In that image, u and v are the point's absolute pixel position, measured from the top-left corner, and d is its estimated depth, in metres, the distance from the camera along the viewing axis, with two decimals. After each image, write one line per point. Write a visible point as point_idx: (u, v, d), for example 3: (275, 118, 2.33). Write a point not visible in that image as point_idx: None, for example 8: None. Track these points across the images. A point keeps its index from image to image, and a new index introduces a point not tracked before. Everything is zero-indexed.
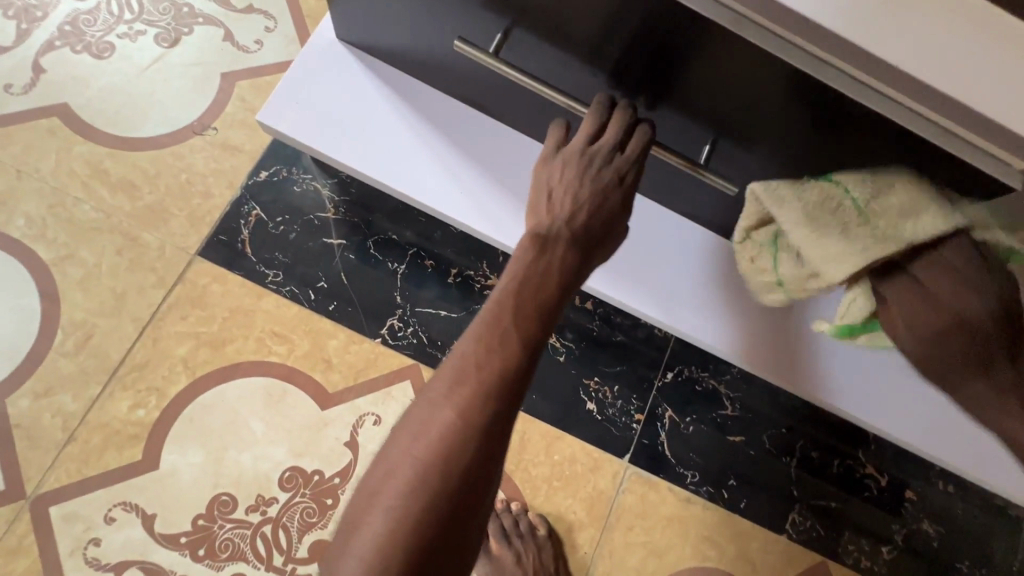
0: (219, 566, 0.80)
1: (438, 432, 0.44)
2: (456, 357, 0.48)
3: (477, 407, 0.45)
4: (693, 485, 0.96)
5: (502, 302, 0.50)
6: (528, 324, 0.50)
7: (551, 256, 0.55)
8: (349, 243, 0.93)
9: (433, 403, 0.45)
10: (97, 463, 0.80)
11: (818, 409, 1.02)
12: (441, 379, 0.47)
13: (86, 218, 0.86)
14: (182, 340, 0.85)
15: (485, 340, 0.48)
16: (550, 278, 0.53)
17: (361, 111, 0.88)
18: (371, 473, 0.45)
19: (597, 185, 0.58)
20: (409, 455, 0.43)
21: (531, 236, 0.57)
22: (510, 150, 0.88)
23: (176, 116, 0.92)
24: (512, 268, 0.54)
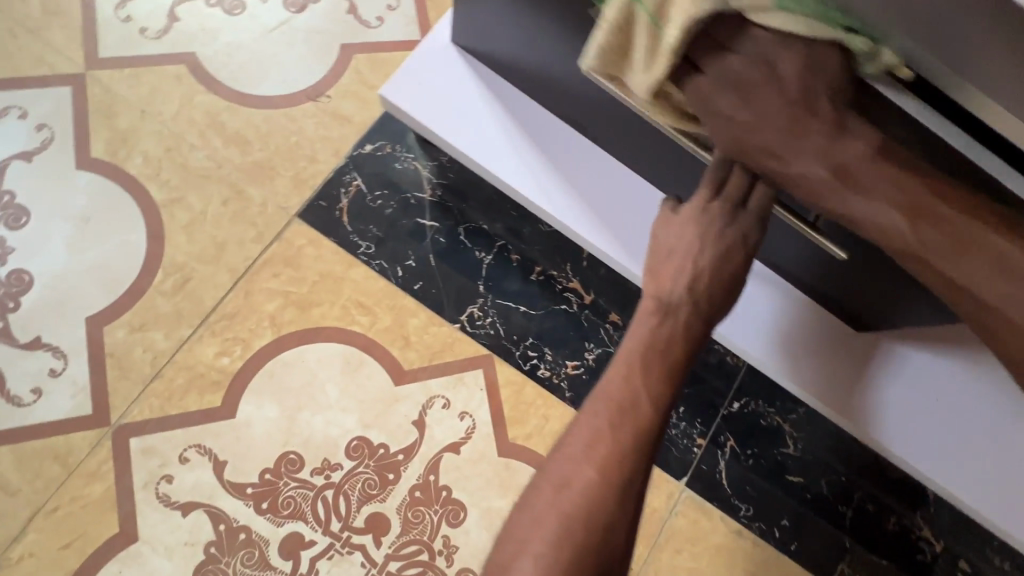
0: (279, 522, 0.81)
1: (581, 490, 0.52)
2: (590, 421, 0.55)
3: (612, 470, 0.52)
4: (746, 518, 0.95)
5: (630, 371, 0.56)
6: (656, 391, 0.56)
7: (674, 321, 0.57)
8: (441, 227, 0.94)
9: (572, 460, 0.53)
10: (179, 403, 0.82)
11: (879, 462, 1.00)
12: (576, 440, 0.54)
13: (198, 166, 0.89)
14: (272, 297, 0.87)
15: (616, 403, 0.55)
16: (676, 345, 0.57)
17: (464, 104, 0.88)
18: (516, 519, 0.53)
19: (718, 251, 0.57)
20: (552, 508, 0.51)
21: (654, 300, 0.59)
22: (601, 174, 0.87)
23: (294, 80, 0.94)
24: (637, 332, 0.59)
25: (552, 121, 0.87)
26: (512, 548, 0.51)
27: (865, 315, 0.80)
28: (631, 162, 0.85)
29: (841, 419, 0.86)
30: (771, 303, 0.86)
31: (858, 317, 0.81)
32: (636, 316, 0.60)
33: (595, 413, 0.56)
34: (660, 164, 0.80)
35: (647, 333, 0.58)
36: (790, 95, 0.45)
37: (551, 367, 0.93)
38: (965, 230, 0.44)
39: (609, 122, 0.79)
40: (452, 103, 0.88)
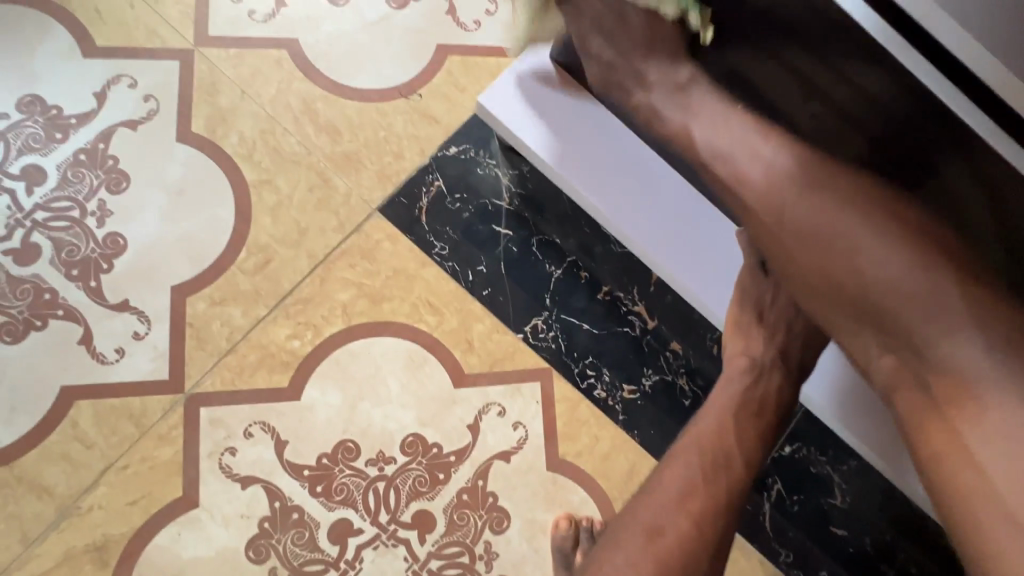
0: (331, 507, 0.83)
1: (674, 536, 0.63)
2: (683, 473, 0.66)
3: (703, 519, 0.63)
4: (785, 564, 0.94)
5: (723, 429, 0.68)
6: (747, 449, 0.67)
7: (767, 380, 0.70)
8: (514, 236, 0.95)
9: (668, 508, 0.64)
10: (249, 379, 0.84)
11: (927, 526, 0.98)
12: (671, 489, 0.65)
13: (290, 150, 0.91)
14: (346, 287, 0.89)
15: (711, 456, 0.66)
16: (766, 405, 0.69)
17: (563, 121, 0.86)
18: (609, 555, 0.63)
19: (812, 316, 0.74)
20: (647, 550, 0.62)
21: (747, 360, 0.72)
22: (689, 212, 0.85)
23: (388, 76, 0.96)
24: (734, 390, 0.70)
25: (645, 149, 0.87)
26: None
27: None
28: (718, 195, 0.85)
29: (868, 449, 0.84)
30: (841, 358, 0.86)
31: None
32: (728, 373, 0.72)
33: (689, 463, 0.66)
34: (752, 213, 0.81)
35: (739, 391, 0.70)
36: (657, 60, 0.70)
37: (607, 389, 0.93)
38: (750, 143, 0.65)
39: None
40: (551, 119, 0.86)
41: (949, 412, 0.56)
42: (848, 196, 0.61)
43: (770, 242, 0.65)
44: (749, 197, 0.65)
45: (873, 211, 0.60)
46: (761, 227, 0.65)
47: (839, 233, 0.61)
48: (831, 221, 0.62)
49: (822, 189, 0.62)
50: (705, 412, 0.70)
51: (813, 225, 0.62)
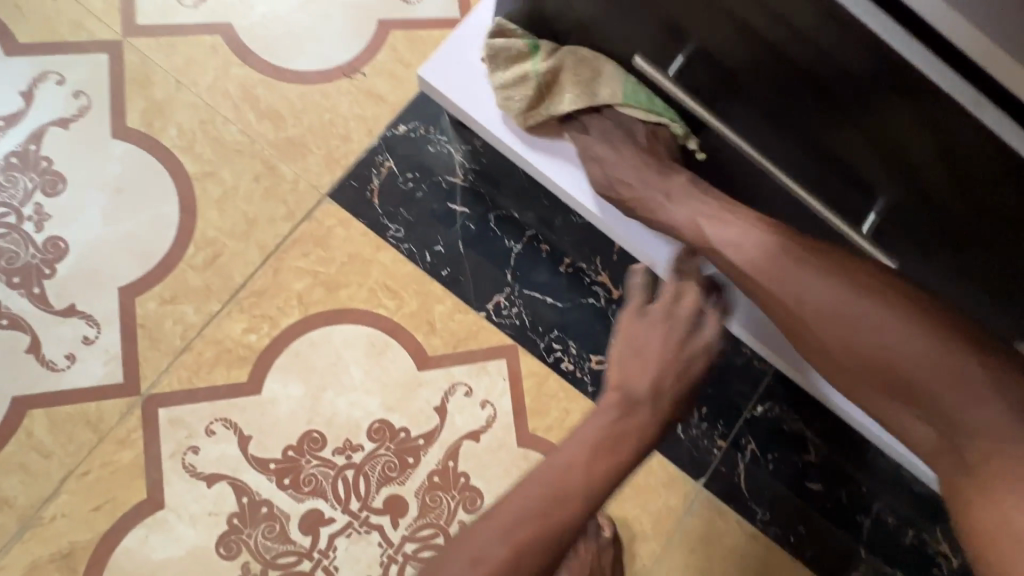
0: (301, 498, 0.82)
1: (494, 565, 0.62)
2: (519, 506, 0.64)
3: (524, 552, 0.62)
4: (762, 522, 0.95)
5: (570, 468, 0.65)
6: (589, 491, 0.65)
7: (634, 419, 0.67)
8: (471, 213, 0.93)
9: (493, 540, 0.63)
10: (207, 376, 0.83)
11: (901, 475, 0.99)
12: (499, 522, 0.64)
13: (232, 139, 0.88)
14: (301, 276, 0.87)
15: (550, 495, 0.64)
16: (624, 444, 0.66)
17: None
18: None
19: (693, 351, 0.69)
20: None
21: (620, 395, 0.69)
22: None
23: (329, 56, 0.93)
24: (596, 424, 0.67)
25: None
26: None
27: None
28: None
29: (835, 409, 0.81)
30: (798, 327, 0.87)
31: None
32: (602, 406, 0.69)
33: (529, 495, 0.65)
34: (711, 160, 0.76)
35: (606, 424, 0.67)
36: (656, 159, 0.72)
37: (575, 361, 0.92)
38: (743, 225, 0.62)
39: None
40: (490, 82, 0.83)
41: (983, 481, 0.52)
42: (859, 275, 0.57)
43: (788, 324, 0.60)
44: (758, 282, 0.60)
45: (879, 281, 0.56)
46: (772, 309, 0.60)
47: (858, 314, 0.56)
48: (848, 301, 0.56)
49: (833, 268, 0.57)
50: (563, 445, 0.68)
51: (830, 306, 0.57)
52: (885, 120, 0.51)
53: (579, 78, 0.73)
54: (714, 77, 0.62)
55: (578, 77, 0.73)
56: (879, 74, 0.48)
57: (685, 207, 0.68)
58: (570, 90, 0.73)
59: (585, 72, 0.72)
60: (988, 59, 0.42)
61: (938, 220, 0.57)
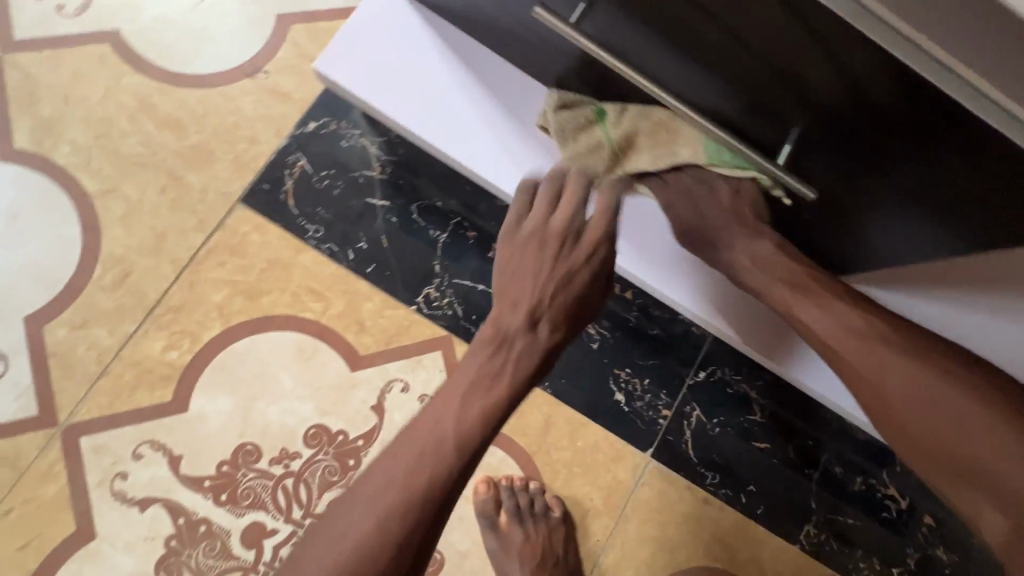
0: (240, 512, 0.81)
1: (358, 536, 0.57)
2: (393, 464, 0.59)
3: (392, 525, 0.56)
4: (712, 486, 0.96)
5: (442, 415, 0.61)
6: (462, 437, 0.59)
7: (506, 352, 0.63)
8: (392, 206, 0.91)
9: (363, 504, 0.58)
10: (128, 399, 0.80)
11: (847, 425, 1.00)
12: (373, 480, 0.59)
13: (131, 152, 0.85)
14: (219, 287, 0.85)
15: (420, 445, 0.59)
16: (500, 380, 0.62)
17: (410, 70, 0.80)
18: (307, 555, 0.58)
19: (559, 271, 0.65)
20: (333, 550, 0.57)
21: (492, 329, 0.64)
22: None
23: (228, 56, 0.89)
24: (469, 365, 0.63)
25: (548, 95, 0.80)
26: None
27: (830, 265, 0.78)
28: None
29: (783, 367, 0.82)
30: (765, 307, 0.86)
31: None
32: (477, 343, 0.65)
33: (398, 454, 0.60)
34: None
35: (479, 359, 0.63)
36: (744, 224, 0.67)
37: None
38: (826, 301, 0.61)
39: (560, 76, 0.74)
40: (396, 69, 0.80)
41: None
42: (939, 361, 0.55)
43: (869, 405, 0.57)
44: (845, 363, 0.59)
45: (958, 372, 0.54)
46: (854, 387, 0.58)
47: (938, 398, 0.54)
48: (932, 386, 0.54)
49: (917, 355, 0.56)
50: (438, 392, 0.63)
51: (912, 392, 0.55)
52: (795, 55, 0.45)
53: (654, 135, 0.65)
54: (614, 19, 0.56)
55: (652, 134, 0.65)
56: (783, 17, 0.42)
57: (772, 279, 0.64)
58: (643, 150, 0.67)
59: (662, 134, 0.65)
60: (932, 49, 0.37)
61: (864, 156, 0.52)
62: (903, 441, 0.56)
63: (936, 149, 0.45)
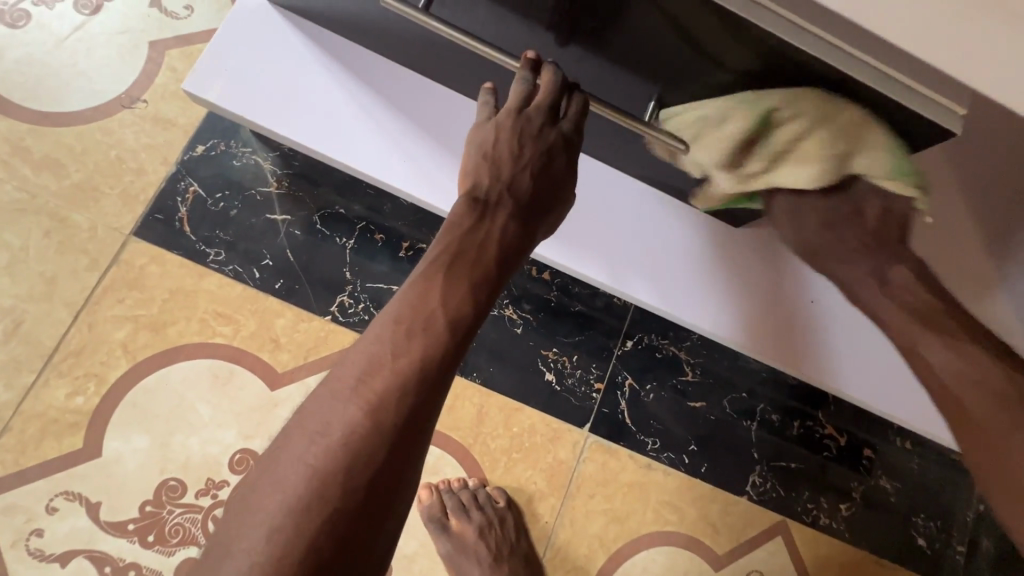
0: (170, 551, 0.78)
1: (342, 433, 0.39)
2: (369, 343, 0.43)
3: (388, 406, 0.40)
4: (654, 451, 0.97)
5: (429, 286, 0.46)
6: (457, 307, 0.45)
7: (491, 220, 0.52)
8: (294, 219, 0.90)
9: (337, 397, 0.41)
10: (35, 452, 0.77)
11: (778, 373, 1.03)
12: (348, 370, 0.42)
13: (9, 199, 0.82)
14: (120, 324, 0.82)
15: (409, 321, 0.44)
16: (487, 253, 0.50)
17: (282, 73, 0.79)
18: (257, 479, 0.39)
19: (539, 150, 0.57)
20: (304, 460, 0.39)
21: (466, 199, 0.54)
22: (447, 122, 0.81)
23: (101, 90, 0.87)
24: (445, 239, 0.50)
25: (436, 89, 0.81)
26: (244, 524, 0.38)
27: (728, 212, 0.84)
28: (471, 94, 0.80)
29: (772, 353, 0.86)
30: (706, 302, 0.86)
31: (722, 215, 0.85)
32: (450, 217, 0.53)
33: (375, 335, 0.44)
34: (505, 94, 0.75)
35: (460, 233, 0.50)
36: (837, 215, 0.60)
37: None
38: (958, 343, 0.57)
39: (434, 55, 0.74)
40: (267, 74, 0.79)
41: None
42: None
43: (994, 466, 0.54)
44: (966, 414, 0.56)
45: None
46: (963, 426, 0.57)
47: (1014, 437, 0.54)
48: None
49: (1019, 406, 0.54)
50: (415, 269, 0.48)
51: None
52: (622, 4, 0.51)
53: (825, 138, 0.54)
54: None
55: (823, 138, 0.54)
56: None
57: (895, 309, 0.59)
58: (802, 156, 0.57)
59: (840, 145, 0.54)
60: (840, 60, 0.47)
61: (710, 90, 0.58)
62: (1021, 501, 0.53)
63: (773, 61, 0.50)
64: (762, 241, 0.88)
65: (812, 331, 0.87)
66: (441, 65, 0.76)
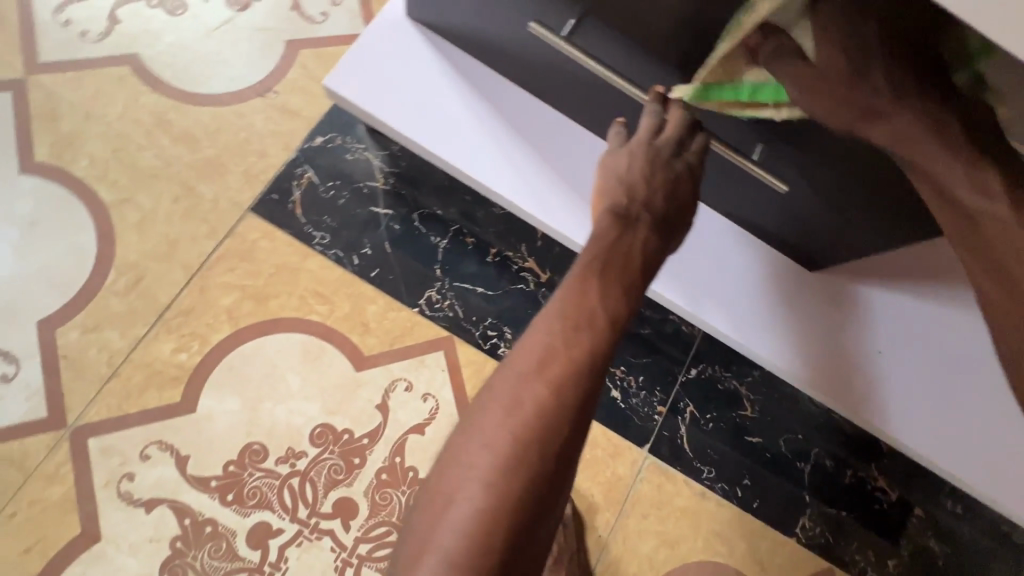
0: (246, 512, 0.81)
1: (536, 405, 0.47)
2: (544, 334, 0.51)
3: (568, 385, 0.48)
4: (709, 480, 0.98)
5: (587, 289, 0.54)
6: (613, 307, 0.54)
7: (633, 233, 0.59)
8: (395, 214, 0.96)
9: (526, 376, 0.48)
10: (137, 400, 0.82)
11: (834, 419, 1.04)
12: (530, 354, 0.49)
13: (147, 164, 0.89)
14: (228, 291, 0.88)
15: (576, 318, 0.52)
16: (632, 263, 0.58)
17: (411, 80, 0.87)
18: (463, 442, 0.46)
19: (667, 177, 0.63)
20: (504, 427, 0.46)
21: (610, 215, 0.61)
22: (558, 141, 0.87)
23: (240, 77, 0.95)
24: (593, 249, 0.58)
25: (546, 110, 0.88)
26: (458, 478, 0.44)
27: (812, 253, 0.87)
28: (580, 118, 0.86)
29: (836, 399, 0.89)
30: (778, 341, 0.89)
31: (805, 252, 0.87)
32: (596, 230, 0.60)
33: (548, 327, 0.52)
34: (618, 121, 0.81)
35: (606, 246, 0.58)
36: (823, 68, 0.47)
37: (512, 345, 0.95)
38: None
39: (557, 78, 0.80)
40: (399, 80, 0.86)
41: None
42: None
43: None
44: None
45: None
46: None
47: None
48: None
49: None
50: (569, 276, 0.56)
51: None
52: None
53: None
54: (605, 30, 0.68)
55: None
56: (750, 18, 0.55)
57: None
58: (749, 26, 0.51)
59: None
60: None
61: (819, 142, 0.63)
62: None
63: None
64: (830, 287, 0.91)
65: (872, 382, 0.89)
66: (559, 88, 0.82)
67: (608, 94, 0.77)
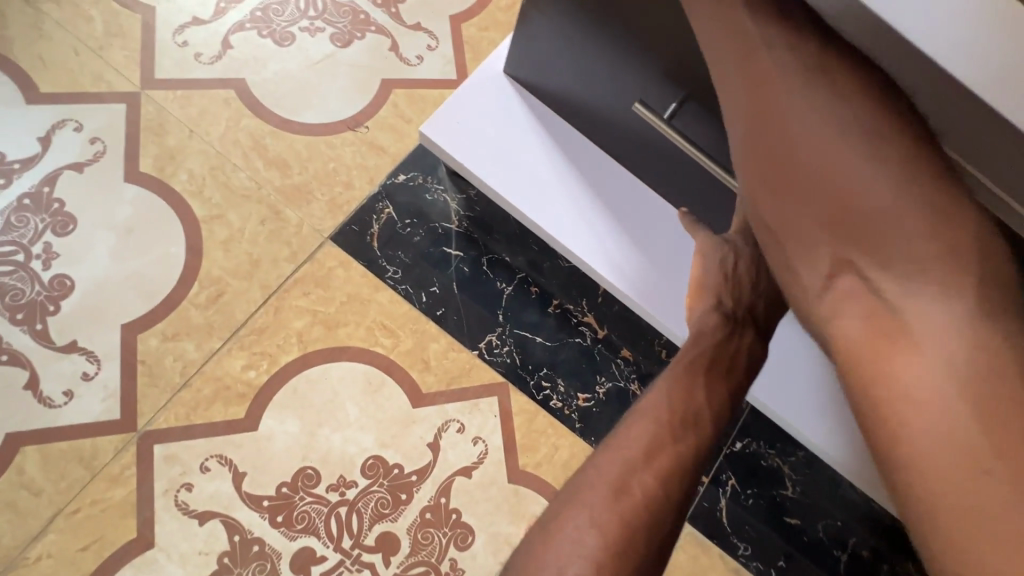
0: (293, 536, 0.83)
1: (642, 496, 0.50)
2: (651, 423, 0.54)
3: (673, 479, 0.51)
4: (744, 558, 0.98)
5: (695, 385, 0.57)
6: (716, 407, 0.57)
7: (741, 334, 0.63)
8: (465, 256, 0.98)
9: (634, 464, 0.51)
10: (204, 412, 0.85)
11: (875, 511, 1.03)
12: (638, 442, 0.52)
13: (240, 185, 0.93)
14: (300, 315, 0.91)
15: (683, 413, 0.55)
16: (738, 363, 0.61)
17: (500, 133, 0.90)
18: (570, 517, 0.49)
19: (768, 280, 0.66)
20: (612, 511, 0.49)
21: (720, 314, 0.64)
22: (635, 208, 0.89)
23: (334, 110, 0.99)
24: (702, 344, 0.61)
25: (626, 177, 0.90)
26: (568, 551, 0.47)
27: None
28: (659, 188, 0.88)
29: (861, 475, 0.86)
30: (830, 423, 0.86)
31: None
32: (704, 325, 0.63)
33: (654, 417, 0.54)
34: (701, 197, 0.83)
35: (715, 343, 0.61)
36: None
37: (563, 399, 0.95)
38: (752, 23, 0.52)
39: (646, 149, 0.83)
40: (489, 133, 0.90)
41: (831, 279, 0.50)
42: (999, 311, 0.45)
43: (873, 358, 0.47)
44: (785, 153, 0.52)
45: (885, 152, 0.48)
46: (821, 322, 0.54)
47: (899, 235, 0.47)
48: (933, 260, 0.46)
49: (927, 217, 0.47)
50: (675, 364, 0.59)
51: (946, 376, 0.44)
52: None
53: None
54: (705, 119, 0.70)
55: None
56: None
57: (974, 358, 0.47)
58: None
59: None
60: None
61: None
62: (921, 446, 0.44)
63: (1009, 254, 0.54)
64: None
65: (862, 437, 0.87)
66: (647, 157, 0.84)
67: (696, 172, 0.79)
